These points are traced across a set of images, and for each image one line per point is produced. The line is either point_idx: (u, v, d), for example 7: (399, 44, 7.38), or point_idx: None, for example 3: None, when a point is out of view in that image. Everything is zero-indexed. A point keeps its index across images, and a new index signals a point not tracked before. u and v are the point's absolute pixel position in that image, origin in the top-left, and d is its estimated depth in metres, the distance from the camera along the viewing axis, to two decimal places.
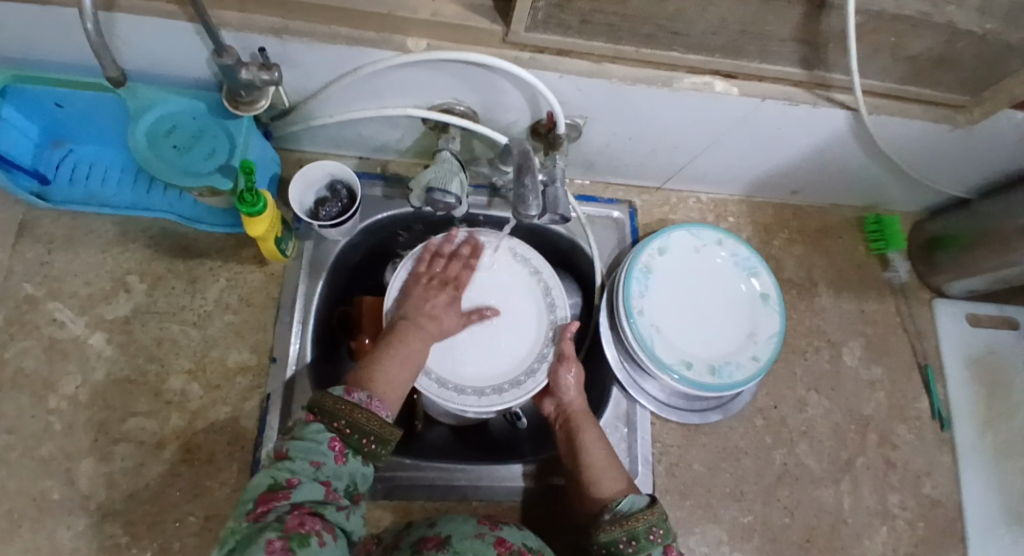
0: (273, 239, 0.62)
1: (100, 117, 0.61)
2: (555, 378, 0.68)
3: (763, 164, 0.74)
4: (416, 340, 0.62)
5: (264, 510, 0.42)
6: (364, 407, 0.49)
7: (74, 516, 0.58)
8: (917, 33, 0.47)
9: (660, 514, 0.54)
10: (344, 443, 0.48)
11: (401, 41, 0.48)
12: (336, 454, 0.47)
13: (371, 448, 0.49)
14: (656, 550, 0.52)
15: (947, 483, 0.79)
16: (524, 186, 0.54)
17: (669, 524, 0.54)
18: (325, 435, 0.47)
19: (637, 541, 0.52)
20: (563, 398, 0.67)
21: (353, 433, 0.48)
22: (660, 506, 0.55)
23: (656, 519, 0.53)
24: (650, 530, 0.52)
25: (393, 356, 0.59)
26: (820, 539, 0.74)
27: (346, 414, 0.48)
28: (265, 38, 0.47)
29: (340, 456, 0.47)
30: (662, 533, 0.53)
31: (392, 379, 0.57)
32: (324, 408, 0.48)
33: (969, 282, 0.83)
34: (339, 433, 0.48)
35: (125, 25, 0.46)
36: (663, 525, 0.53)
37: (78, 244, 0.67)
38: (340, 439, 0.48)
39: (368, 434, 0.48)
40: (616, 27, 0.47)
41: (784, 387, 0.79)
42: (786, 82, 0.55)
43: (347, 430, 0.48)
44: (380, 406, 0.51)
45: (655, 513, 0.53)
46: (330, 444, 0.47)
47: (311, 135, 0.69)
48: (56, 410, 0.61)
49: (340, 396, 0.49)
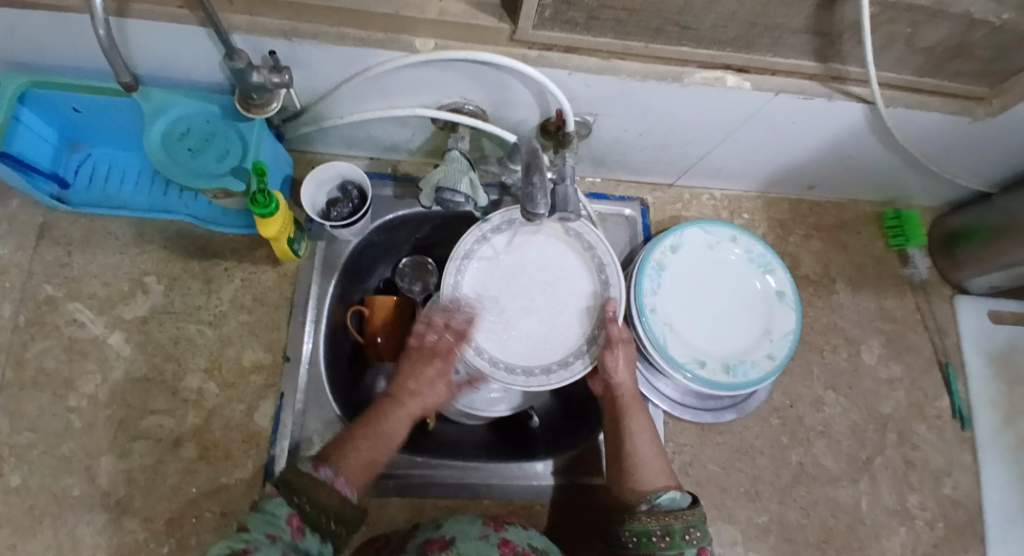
0: (286, 239, 0.63)
1: (115, 120, 0.62)
2: (606, 361, 0.63)
3: (777, 159, 0.73)
4: (395, 420, 0.58)
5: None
6: (330, 485, 0.47)
7: (95, 511, 0.60)
8: (934, 22, 0.46)
9: (699, 516, 0.52)
10: (303, 520, 0.44)
11: (408, 41, 0.48)
12: (294, 529, 0.43)
13: (330, 526, 0.45)
14: (689, 551, 0.50)
15: (971, 484, 0.77)
16: (531, 184, 0.54)
17: (707, 531, 0.53)
18: (285, 510, 0.43)
19: (672, 538, 0.51)
20: (612, 379, 0.63)
21: (314, 509, 0.44)
22: (701, 511, 0.54)
23: (694, 520, 0.52)
24: (687, 531, 0.51)
25: (368, 436, 0.55)
26: (837, 539, 0.73)
27: (309, 490, 0.45)
28: (275, 40, 0.48)
29: (297, 533, 0.43)
30: (698, 536, 0.51)
31: (365, 461, 0.53)
32: (289, 483, 0.45)
33: (992, 277, 0.81)
34: (299, 509, 0.44)
35: (138, 30, 0.47)
36: (701, 527, 0.52)
37: (97, 246, 0.68)
38: (299, 515, 0.44)
39: (331, 511, 0.46)
40: (624, 23, 0.46)
41: (799, 385, 0.78)
42: (799, 75, 0.54)
43: (308, 506, 0.44)
44: (346, 483, 0.48)
45: (694, 515, 0.52)
46: (290, 519, 0.43)
47: (323, 136, 0.69)
48: (76, 408, 0.62)
49: (305, 471, 0.46)
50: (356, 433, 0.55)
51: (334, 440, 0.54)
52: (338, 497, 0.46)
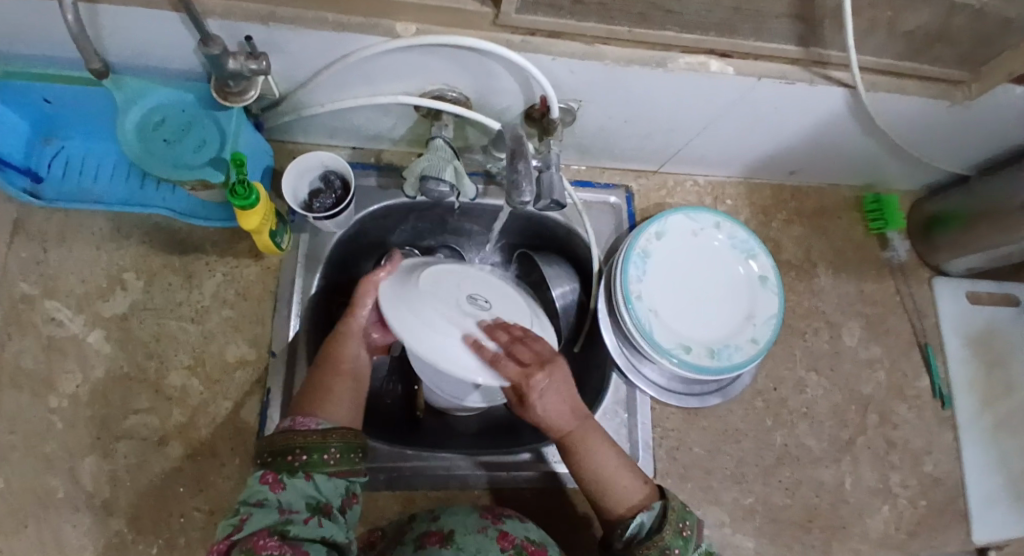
0: (268, 231, 0.62)
1: (88, 112, 0.60)
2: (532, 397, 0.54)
3: (759, 145, 0.74)
4: (350, 347, 0.59)
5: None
6: (287, 429, 0.48)
7: (79, 512, 0.58)
8: (914, 6, 0.46)
9: (674, 531, 0.51)
10: (276, 471, 0.45)
11: (389, 26, 0.48)
12: (272, 484, 0.45)
13: (304, 459, 0.46)
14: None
15: (949, 461, 0.80)
16: (517, 172, 0.54)
17: (685, 535, 0.51)
18: (257, 475, 0.46)
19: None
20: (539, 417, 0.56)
21: (277, 456, 0.46)
22: (672, 519, 0.51)
23: (669, 540, 0.50)
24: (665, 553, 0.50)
25: (329, 376, 0.57)
26: (822, 519, 0.74)
27: (268, 447, 0.47)
28: (252, 25, 0.46)
29: (276, 484, 0.45)
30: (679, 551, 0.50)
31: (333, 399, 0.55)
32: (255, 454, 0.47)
33: (969, 259, 0.83)
34: (268, 465, 0.46)
35: (109, 16, 0.45)
36: (676, 544, 0.50)
37: (73, 242, 0.66)
38: (271, 469, 0.46)
39: (294, 447, 0.46)
40: (608, 7, 0.46)
41: (784, 368, 0.79)
42: (782, 60, 0.55)
43: (272, 458, 0.46)
44: (306, 420, 0.50)
45: (667, 536, 0.50)
46: (264, 478, 0.45)
47: (303, 126, 0.68)
48: (56, 408, 0.61)
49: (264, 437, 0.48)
50: (316, 379, 0.56)
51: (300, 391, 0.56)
52: (300, 434, 0.47)
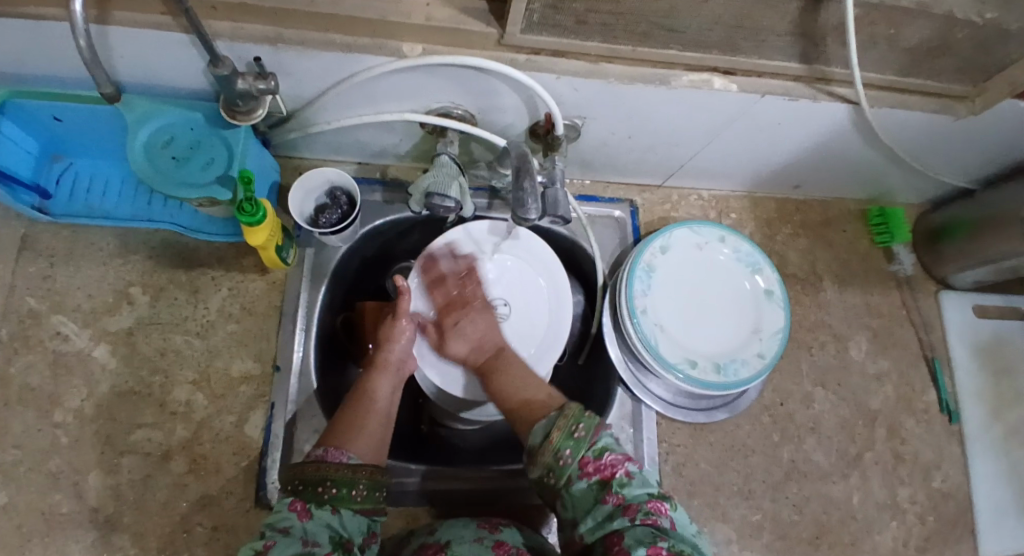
0: (274, 247, 0.62)
1: (97, 130, 0.61)
2: (447, 341, 0.66)
3: (763, 159, 0.74)
4: (385, 381, 0.61)
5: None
6: (318, 459, 0.49)
7: (83, 529, 0.58)
8: (915, 23, 0.46)
9: (563, 432, 0.48)
10: (304, 500, 0.46)
11: (395, 46, 0.48)
12: (299, 512, 0.45)
13: (334, 492, 0.47)
14: (570, 471, 0.47)
15: (959, 475, 0.78)
16: (523, 190, 0.54)
17: (579, 437, 0.48)
18: (285, 501, 0.46)
19: (554, 471, 0.47)
20: (457, 356, 0.65)
21: (306, 485, 0.47)
22: (564, 421, 0.49)
23: (557, 444, 0.48)
24: (559, 456, 0.47)
25: (364, 412, 0.56)
26: (831, 534, 0.73)
27: (298, 474, 0.47)
28: (260, 47, 0.47)
29: (304, 513, 0.45)
30: (571, 453, 0.47)
31: (368, 433, 0.54)
32: (284, 481, 0.48)
33: (975, 272, 0.82)
34: (296, 494, 0.46)
35: (119, 39, 0.46)
36: (568, 444, 0.47)
37: (81, 258, 0.67)
38: (300, 498, 0.46)
39: (324, 479, 0.47)
40: (611, 26, 0.46)
41: (790, 382, 0.79)
42: (785, 77, 0.55)
43: (300, 485, 0.47)
44: (338, 452, 0.50)
45: (556, 438, 0.48)
46: (293, 504, 0.46)
47: (310, 142, 0.68)
48: (62, 423, 0.61)
49: (290, 467, 0.49)
50: (350, 416, 0.56)
51: (329, 427, 0.55)
52: (330, 466, 0.48)
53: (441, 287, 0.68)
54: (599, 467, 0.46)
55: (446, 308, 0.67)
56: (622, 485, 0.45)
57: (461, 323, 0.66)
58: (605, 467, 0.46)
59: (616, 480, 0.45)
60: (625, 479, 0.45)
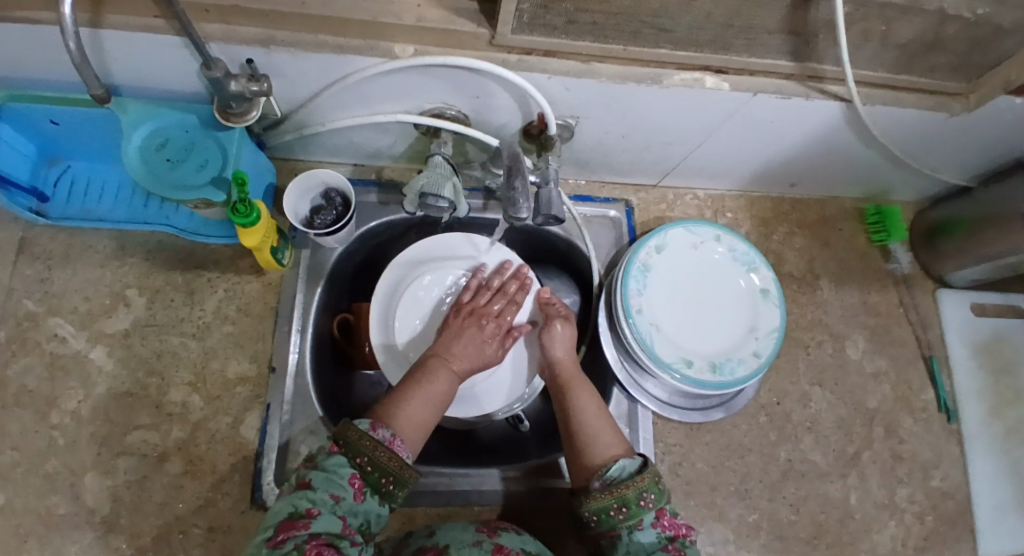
0: (269, 248, 0.62)
1: (93, 133, 0.61)
2: (545, 339, 0.68)
3: (757, 158, 0.74)
4: (441, 376, 0.60)
5: (283, 538, 0.40)
6: (388, 446, 0.46)
7: (80, 530, 0.58)
8: (907, 19, 0.46)
9: (652, 480, 0.49)
10: (364, 480, 0.45)
11: (387, 47, 0.48)
12: (355, 491, 0.44)
13: (389, 488, 0.46)
14: (647, 516, 0.48)
15: (958, 474, 0.78)
16: (513, 189, 0.54)
17: (662, 488, 0.49)
18: (347, 470, 0.44)
19: (628, 507, 0.48)
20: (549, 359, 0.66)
21: (376, 471, 0.45)
22: (653, 470, 0.50)
23: (646, 484, 0.49)
24: (641, 497, 0.48)
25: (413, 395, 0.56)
26: (828, 535, 0.73)
27: (371, 454, 0.45)
28: (251, 49, 0.47)
29: (359, 493, 0.44)
30: (654, 498, 0.48)
31: (415, 417, 0.54)
32: (348, 442, 0.45)
33: (973, 270, 0.82)
34: (360, 470, 0.45)
35: (112, 41, 0.46)
36: (655, 491, 0.49)
37: (77, 260, 0.67)
38: (361, 475, 0.45)
39: (389, 472, 0.45)
40: (601, 26, 0.47)
41: (787, 381, 0.79)
42: (776, 75, 0.55)
43: (368, 467, 0.45)
44: (402, 445, 0.48)
45: (645, 479, 0.49)
46: (352, 479, 0.44)
47: (306, 145, 0.69)
48: (59, 425, 0.61)
49: (364, 431, 0.46)
50: (400, 396, 0.55)
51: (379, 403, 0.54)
52: (399, 461, 0.46)
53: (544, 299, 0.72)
54: (674, 524, 0.49)
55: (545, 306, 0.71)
56: (686, 545, 0.48)
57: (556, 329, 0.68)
58: (677, 526, 0.49)
59: (682, 539, 0.48)
60: (689, 543, 0.49)
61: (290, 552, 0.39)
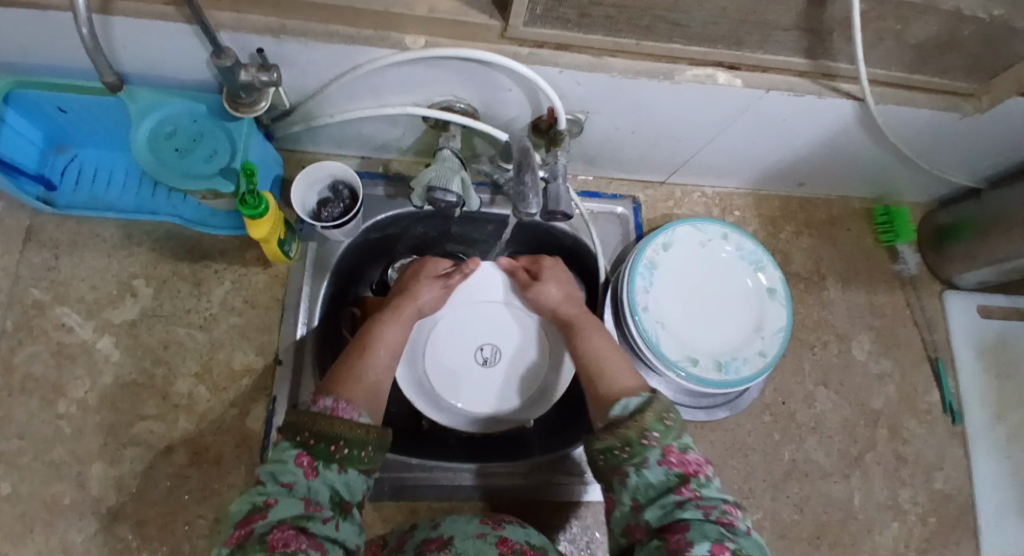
0: (276, 240, 0.62)
1: (101, 121, 0.61)
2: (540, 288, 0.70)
3: (766, 156, 0.74)
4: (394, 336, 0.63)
5: (243, 535, 0.38)
6: (330, 413, 0.47)
7: (85, 518, 0.59)
8: (924, 19, 0.46)
9: (656, 417, 0.46)
10: (312, 455, 0.43)
11: (397, 38, 0.48)
12: (306, 468, 0.42)
13: (344, 452, 0.44)
14: (651, 454, 0.44)
15: (962, 476, 0.78)
16: (523, 183, 0.54)
17: (669, 424, 0.46)
18: (291, 451, 0.43)
19: (631, 447, 0.45)
20: (551, 300, 0.70)
21: (318, 440, 0.44)
22: (659, 408, 0.47)
23: (648, 423, 0.46)
24: (643, 435, 0.45)
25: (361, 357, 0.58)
26: (831, 535, 0.73)
27: (309, 425, 0.44)
28: (262, 38, 0.47)
29: (310, 470, 0.42)
30: (657, 436, 0.45)
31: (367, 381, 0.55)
32: (290, 426, 0.45)
33: (981, 272, 0.82)
34: (306, 446, 0.43)
35: (124, 28, 0.46)
36: (658, 428, 0.45)
37: (85, 249, 0.67)
38: (308, 452, 0.43)
39: (337, 438, 0.44)
40: (614, 20, 0.46)
41: (791, 381, 0.78)
42: (789, 72, 0.55)
43: (312, 441, 0.44)
44: (348, 409, 0.48)
45: (647, 417, 0.46)
46: (299, 458, 0.43)
47: (313, 136, 0.69)
48: (65, 414, 0.61)
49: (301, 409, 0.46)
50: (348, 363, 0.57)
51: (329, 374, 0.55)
52: (344, 424, 0.45)
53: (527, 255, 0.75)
54: (683, 461, 0.44)
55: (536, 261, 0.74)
56: (701, 484, 0.43)
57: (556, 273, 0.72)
58: (688, 463, 0.44)
59: (696, 478, 0.43)
60: (703, 480, 0.43)
61: (252, 544, 0.36)
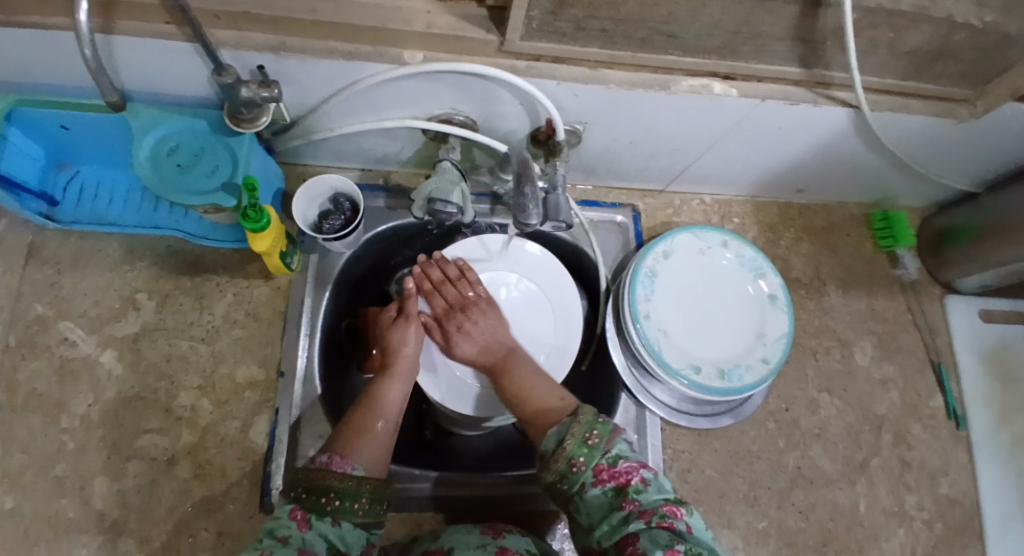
0: (278, 253, 0.63)
1: (104, 138, 0.61)
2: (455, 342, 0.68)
3: (764, 164, 0.74)
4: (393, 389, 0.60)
5: None
6: (324, 466, 0.47)
7: (88, 534, 0.59)
8: (915, 27, 0.47)
9: (577, 438, 0.47)
10: (305, 508, 0.45)
11: (396, 54, 0.49)
12: (299, 522, 0.44)
13: (336, 505, 0.45)
14: (584, 478, 0.46)
15: (968, 482, 0.78)
16: (523, 194, 0.54)
17: (594, 444, 0.47)
18: (286, 507, 0.45)
19: (568, 476, 0.47)
20: (467, 358, 0.67)
21: (311, 494, 0.45)
22: (581, 427, 0.48)
23: (571, 450, 0.47)
24: (572, 463, 0.47)
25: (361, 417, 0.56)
26: (838, 542, 0.72)
27: (302, 480, 0.46)
28: (262, 55, 0.48)
29: (304, 523, 0.44)
30: (585, 460, 0.46)
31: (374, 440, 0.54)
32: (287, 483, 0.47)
33: (981, 276, 0.82)
34: (299, 501, 0.45)
35: (125, 47, 0.47)
36: (581, 451, 0.47)
37: (88, 264, 0.68)
38: (302, 506, 0.45)
39: (329, 490, 0.46)
40: (610, 33, 0.47)
41: (795, 387, 0.78)
42: (784, 81, 0.55)
43: (304, 493, 0.45)
44: (343, 462, 0.49)
45: (569, 444, 0.47)
46: (293, 513, 0.45)
47: (314, 150, 0.69)
48: (68, 429, 0.62)
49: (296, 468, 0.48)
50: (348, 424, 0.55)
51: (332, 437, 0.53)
52: (335, 476, 0.47)
53: (437, 295, 0.70)
54: (614, 474, 0.45)
55: (446, 312, 0.69)
56: (639, 492, 0.44)
57: (466, 325, 0.68)
58: (619, 475, 0.45)
59: (632, 487, 0.45)
60: (640, 486, 0.45)
61: None
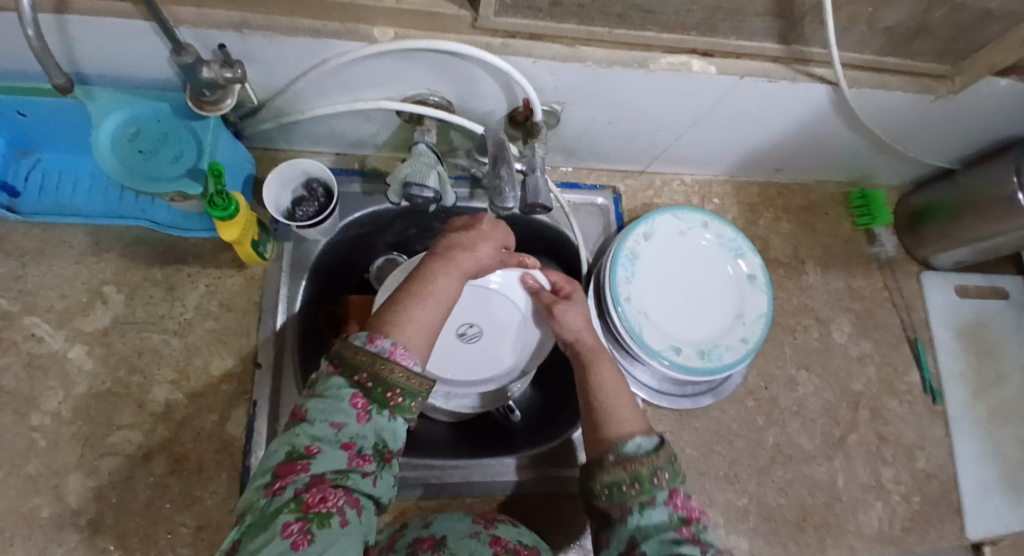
0: (250, 241, 0.61)
1: (63, 124, 0.59)
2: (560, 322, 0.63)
3: (745, 143, 0.74)
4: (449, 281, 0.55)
5: (282, 485, 0.38)
6: (388, 357, 0.43)
7: (63, 533, 0.57)
8: (895, 2, 0.46)
9: (667, 459, 0.46)
10: (367, 398, 0.42)
11: (367, 31, 0.47)
12: (359, 412, 0.41)
13: (398, 402, 0.43)
14: (660, 494, 0.44)
15: (943, 454, 0.80)
16: (499, 177, 0.53)
17: (677, 469, 0.47)
18: (347, 391, 0.42)
19: (640, 483, 0.45)
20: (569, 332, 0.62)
21: (376, 386, 0.42)
22: (669, 450, 0.47)
23: (660, 463, 0.46)
24: (654, 474, 0.45)
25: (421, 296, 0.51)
26: (816, 517, 0.74)
27: (366, 366, 0.42)
28: (224, 33, 0.45)
29: (364, 414, 0.41)
30: (666, 477, 0.45)
31: (420, 327, 0.48)
32: (345, 359, 0.43)
33: (957, 253, 0.83)
34: (362, 388, 0.42)
35: (78, 29, 0.44)
36: (669, 470, 0.46)
37: (52, 256, 0.65)
38: (363, 394, 0.42)
39: (394, 386, 0.42)
40: (587, 8, 0.46)
41: (774, 366, 0.79)
42: (763, 58, 0.54)
43: (370, 384, 0.42)
44: (405, 354, 0.44)
45: (659, 456, 0.46)
46: (353, 400, 0.42)
47: (286, 135, 0.67)
48: (38, 427, 0.60)
49: (360, 347, 0.43)
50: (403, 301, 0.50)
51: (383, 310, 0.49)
52: (401, 373, 0.43)
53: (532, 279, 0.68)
54: (686, 506, 0.45)
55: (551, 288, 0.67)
56: (699, 530, 0.44)
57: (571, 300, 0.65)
58: (689, 508, 0.45)
59: (695, 523, 0.44)
60: (700, 528, 0.45)
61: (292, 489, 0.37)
